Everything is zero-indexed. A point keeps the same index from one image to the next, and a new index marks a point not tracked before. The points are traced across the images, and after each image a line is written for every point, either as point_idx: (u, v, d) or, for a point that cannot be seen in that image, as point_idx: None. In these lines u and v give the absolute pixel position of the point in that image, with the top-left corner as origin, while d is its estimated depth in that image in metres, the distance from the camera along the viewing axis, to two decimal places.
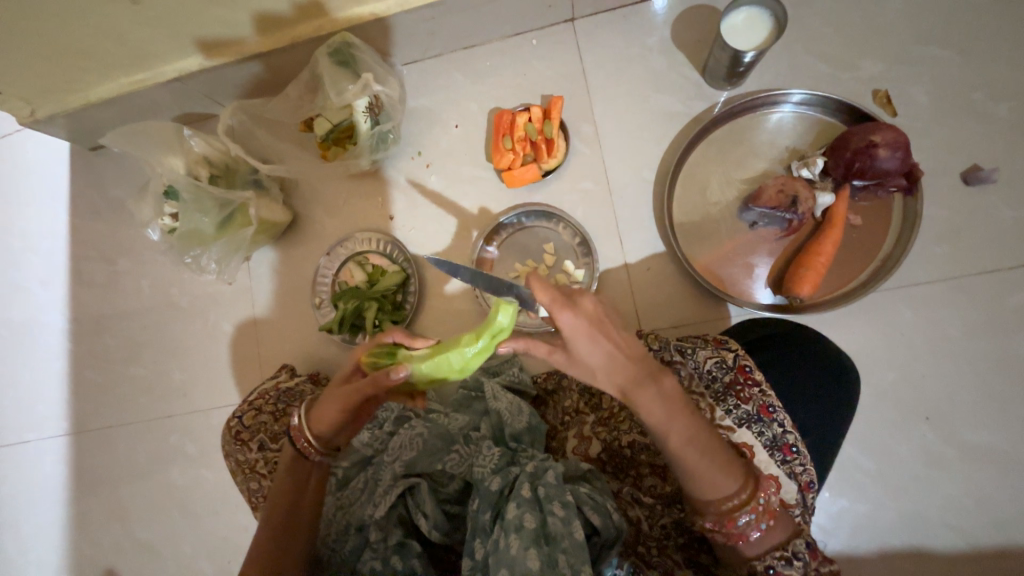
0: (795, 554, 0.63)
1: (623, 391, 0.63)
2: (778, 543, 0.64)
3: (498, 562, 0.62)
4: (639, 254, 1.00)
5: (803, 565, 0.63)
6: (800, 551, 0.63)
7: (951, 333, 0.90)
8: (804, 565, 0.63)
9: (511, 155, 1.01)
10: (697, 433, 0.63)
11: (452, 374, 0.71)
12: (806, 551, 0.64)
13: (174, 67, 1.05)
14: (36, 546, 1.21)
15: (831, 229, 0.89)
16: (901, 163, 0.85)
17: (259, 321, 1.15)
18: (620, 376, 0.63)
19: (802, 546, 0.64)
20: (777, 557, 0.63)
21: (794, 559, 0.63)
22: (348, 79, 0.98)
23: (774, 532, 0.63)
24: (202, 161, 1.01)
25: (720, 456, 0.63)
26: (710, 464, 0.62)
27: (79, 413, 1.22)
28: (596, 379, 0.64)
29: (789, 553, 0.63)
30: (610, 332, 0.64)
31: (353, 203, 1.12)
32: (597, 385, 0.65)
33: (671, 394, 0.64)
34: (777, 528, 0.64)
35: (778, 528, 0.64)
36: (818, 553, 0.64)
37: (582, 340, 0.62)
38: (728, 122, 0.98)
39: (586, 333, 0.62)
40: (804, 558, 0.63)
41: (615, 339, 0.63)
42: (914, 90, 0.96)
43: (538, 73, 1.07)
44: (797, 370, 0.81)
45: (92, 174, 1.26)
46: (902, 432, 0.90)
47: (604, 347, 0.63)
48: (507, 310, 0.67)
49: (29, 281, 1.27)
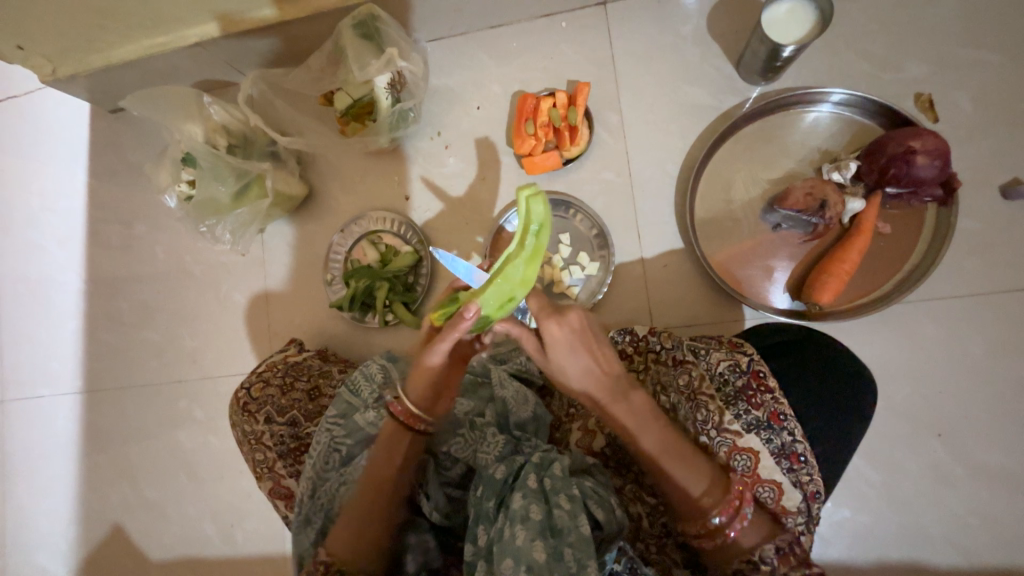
0: (762, 559, 0.63)
1: (597, 402, 0.68)
2: (748, 547, 0.64)
3: (502, 551, 0.63)
4: (656, 250, 0.98)
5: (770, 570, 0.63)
6: (767, 557, 0.63)
7: (972, 351, 0.88)
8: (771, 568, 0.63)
9: (533, 141, 0.98)
10: (667, 438, 0.66)
11: (518, 289, 0.65)
12: (775, 557, 0.63)
13: (195, 32, 1.04)
14: (47, 497, 1.24)
15: (858, 236, 0.86)
16: (938, 172, 0.82)
17: (271, 293, 1.15)
18: (595, 389, 0.67)
19: (771, 552, 0.63)
20: (744, 561, 0.63)
21: (761, 563, 0.63)
22: (371, 54, 0.96)
23: (748, 532, 0.64)
24: (220, 130, 1.00)
25: (689, 457, 0.66)
26: (676, 467, 0.65)
27: (92, 372, 1.25)
28: (572, 387, 0.69)
29: (757, 557, 0.63)
30: (590, 344, 0.68)
31: (369, 181, 1.11)
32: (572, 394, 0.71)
33: (642, 408, 0.67)
34: (750, 531, 0.64)
35: (752, 529, 0.64)
36: (793, 560, 0.63)
37: (562, 351, 0.67)
38: (760, 118, 0.95)
39: (569, 344, 0.67)
40: (772, 563, 0.63)
41: (593, 353, 0.68)
42: (958, 96, 0.91)
43: (565, 58, 1.04)
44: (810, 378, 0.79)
45: (111, 137, 1.26)
46: (912, 447, 0.88)
47: (583, 358, 0.68)
48: (535, 199, 0.62)
49: (47, 240, 1.29)
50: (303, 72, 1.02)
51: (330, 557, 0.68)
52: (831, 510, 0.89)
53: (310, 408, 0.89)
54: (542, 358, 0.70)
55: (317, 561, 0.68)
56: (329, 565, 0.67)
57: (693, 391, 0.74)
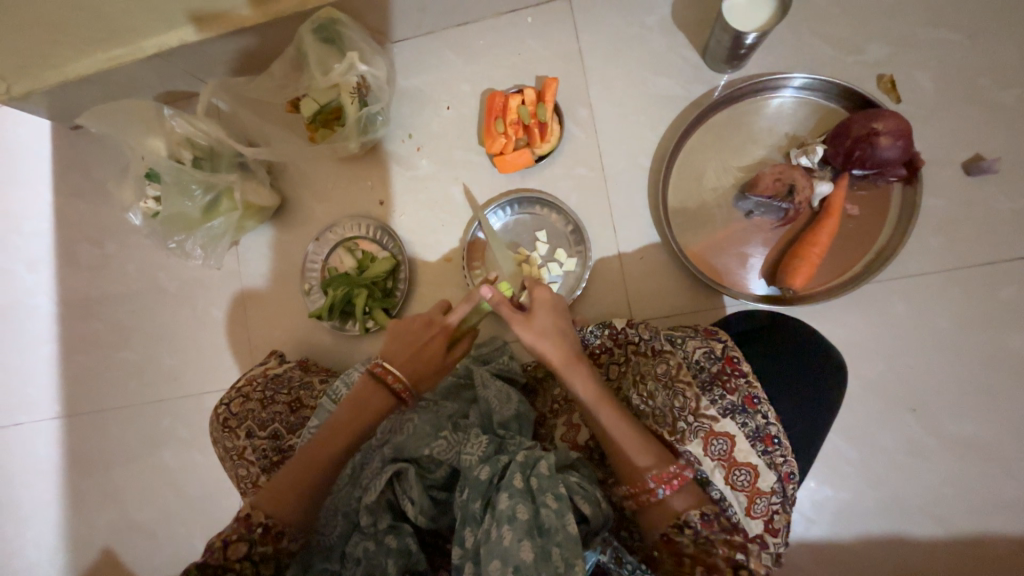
0: (687, 523, 0.63)
1: (563, 359, 0.74)
2: (674, 510, 0.64)
3: (490, 553, 0.63)
4: (632, 243, 0.99)
5: (692, 534, 0.62)
6: (691, 520, 0.63)
7: (942, 326, 0.90)
8: (694, 534, 0.62)
9: (503, 139, 0.98)
10: (620, 406, 0.71)
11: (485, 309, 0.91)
12: (698, 520, 0.63)
13: (153, 43, 1.01)
14: (32, 526, 1.22)
15: (826, 219, 0.88)
16: (903, 152, 0.83)
17: (249, 306, 1.13)
18: (564, 348, 0.75)
19: (695, 516, 0.63)
20: (670, 526, 0.64)
21: (684, 527, 0.63)
22: (334, 58, 0.96)
23: (678, 494, 0.65)
24: (184, 143, 0.97)
25: (639, 431, 0.69)
26: (630, 433, 0.68)
27: (71, 396, 1.22)
28: (542, 343, 0.75)
29: (682, 521, 0.63)
30: (563, 322, 0.79)
31: (342, 187, 1.10)
32: (539, 352, 0.76)
33: (601, 378, 0.75)
34: (681, 495, 0.65)
35: (684, 494, 0.65)
36: (715, 525, 0.62)
37: (542, 311, 0.78)
38: (728, 106, 0.95)
39: (550, 310, 0.79)
40: (695, 526, 0.62)
41: (563, 323, 0.78)
42: (919, 75, 0.92)
43: (533, 53, 1.04)
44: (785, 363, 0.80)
45: (75, 155, 1.23)
46: (888, 422, 0.90)
47: (557, 323, 0.78)
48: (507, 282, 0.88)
49: (16, 263, 1.25)
50: (265, 79, 1.00)
51: (270, 519, 0.68)
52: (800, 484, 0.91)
53: (292, 420, 0.87)
54: (520, 317, 0.78)
55: (252, 524, 0.67)
56: (269, 527, 0.68)
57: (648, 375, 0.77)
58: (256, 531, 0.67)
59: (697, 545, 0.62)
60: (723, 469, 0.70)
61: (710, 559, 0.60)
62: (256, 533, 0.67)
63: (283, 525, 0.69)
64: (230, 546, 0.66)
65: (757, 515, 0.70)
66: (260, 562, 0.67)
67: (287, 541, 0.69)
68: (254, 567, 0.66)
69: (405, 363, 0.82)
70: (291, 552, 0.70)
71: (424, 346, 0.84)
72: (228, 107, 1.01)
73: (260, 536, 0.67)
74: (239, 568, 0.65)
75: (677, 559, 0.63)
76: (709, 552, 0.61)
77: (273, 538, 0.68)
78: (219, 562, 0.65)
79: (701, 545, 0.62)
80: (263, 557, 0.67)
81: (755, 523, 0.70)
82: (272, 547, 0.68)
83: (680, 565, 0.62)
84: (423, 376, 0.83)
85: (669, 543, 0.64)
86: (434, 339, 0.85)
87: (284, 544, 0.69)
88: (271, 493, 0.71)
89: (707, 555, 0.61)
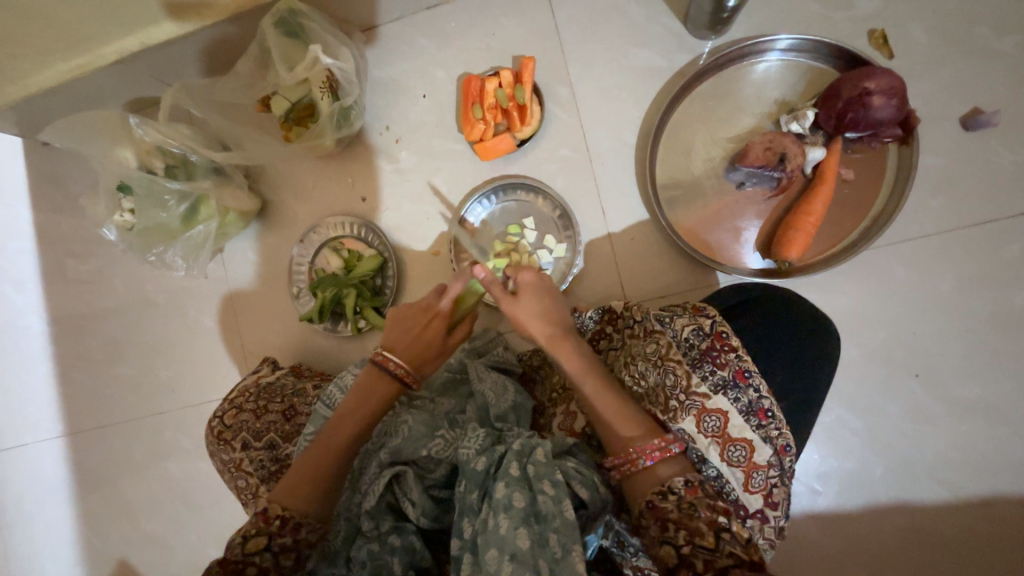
0: (670, 489, 0.63)
1: (550, 338, 0.74)
2: (659, 478, 0.64)
3: (487, 542, 0.62)
4: (622, 223, 0.96)
5: (676, 499, 0.61)
6: (676, 486, 0.63)
7: (944, 288, 0.88)
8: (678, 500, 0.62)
9: (481, 126, 0.94)
10: (611, 384, 0.70)
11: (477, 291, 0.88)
12: (682, 486, 0.63)
13: (113, 49, 0.97)
14: (46, 544, 1.22)
15: (820, 186, 0.84)
16: (896, 111, 0.80)
17: (239, 313, 1.12)
18: (551, 326, 0.75)
19: (680, 483, 0.63)
20: (654, 492, 0.63)
21: (668, 493, 0.62)
22: (299, 52, 0.93)
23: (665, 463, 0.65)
24: (154, 151, 0.94)
25: (625, 403, 0.69)
26: (621, 408, 0.68)
27: (73, 414, 1.22)
28: (530, 324, 0.76)
29: (666, 487, 0.63)
30: (557, 306, 0.77)
31: (322, 186, 1.07)
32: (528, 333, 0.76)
33: (590, 353, 0.74)
34: (667, 463, 0.65)
35: (670, 462, 0.66)
36: (701, 491, 0.62)
37: (528, 292, 0.77)
38: (712, 75, 0.91)
39: (537, 289, 0.78)
40: (679, 492, 0.62)
41: (552, 301, 0.77)
42: (912, 28, 0.88)
43: (508, 32, 0.99)
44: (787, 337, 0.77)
45: (51, 170, 1.20)
46: (892, 390, 0.89)
47: (547, 304, 0.77)
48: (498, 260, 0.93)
49: (3, 284, 1.23)
50: (232, 79, 0.97)
51: (286, 511, 0.69)
52: (803, 456, 0.90)
53: (287, 429, 0.87)
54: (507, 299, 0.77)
55: (269, 517, 0.68)
56: (285, 518, 0.68)
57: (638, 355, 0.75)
58: (274, 524, 0.67)
59: (680, 510, 0.60)
60: (718, 446, 0.67)
61: (693, 523, 0.58)
62: (274, 525, 0.67)
63: (300, 516, 0.69)
64: (250, 541, 0.66)
65: (755, 490, 0.67)
66: (281, 554, 0.66)
67: (307, 532, 0.69)
68: (275, 561, 0.65)
69: (404, 351, 0.82)
70: (312, 544, 0.69)
71: (423, 331, 0.83)
72: (197, 110, 0.95)
73: (277, 528, 0.67)
74: (259, 561, 0.64)
75: (661, 524, 0.60)
76: (692, 516, 0.59)
77: (291, 529, 0.68)
78: (240, 556, 0.64)
79: (684, 509, 0.60)
80: (284, 547, 0.67)
81: (754, 498, 0.68)
82: (292, 538, 0.68)
83: (663, 531, 0.59)
84: (423, 360, 0.83)
85: (653, 510, 0.62)
86: (435, 324, 0.84)
87: (303, 534, 0.68)
88: (282, 489, 0.71)
89: (690, 518, 0.59)
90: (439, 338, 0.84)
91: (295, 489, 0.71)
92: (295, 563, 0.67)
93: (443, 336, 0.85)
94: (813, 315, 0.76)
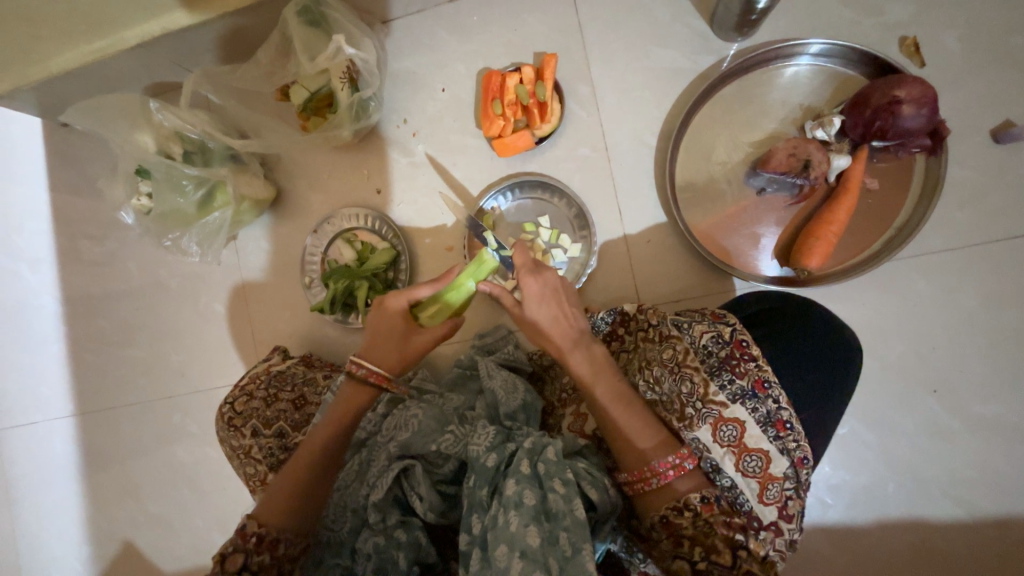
0: (686, 505, 0.63)
1: (560, 350, 0.72)
2: (675, 493, 0.64)
3: (497, 538, 0.62)
4: (638, 225, 0.95)
5: (692, 516, 0.62)
6: (692, 503, 0.63)
7: (966, 304, 0.86)
8: (694, 517, 0.62)
9: (501, 122, 0.93)
10: (621, 390, 0.69)
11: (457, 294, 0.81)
12: (698, 503, 0.62)
13: (135, 33, 0.97)
14: (53, 522, 1.24)
15: (844, 195, 0.83)
16: (926, 121, 0.78)
17: (251, 301, 1.12)
18: (560, 337, 0.73)
19: (697, 500, 0.63)
20: (669, 508, 0.63)
21: (684, 510, 0.63)
22: (321, 42, 0.92)
23: (689, 479, 0.64)
24: (172, 136, 0.94)
25: (639, 413, 0.67)
26: (633, 416, 0.67)
27: (84, 394, 1.23)
28: (541, 335, 0.74)
29: (682, 503, 0.63)
30: (565, 310, 0.74)
31: (338, 177, 1.06)
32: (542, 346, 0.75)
33: (599, 359, 0.72)
34: (686, 478, 0.64)
35: (688, 477, 0.64)
36: (716, 507, 0.63)
37: (534, 303, 0.74)
38: (738, 78, 0.90)
39: (542, 298, 0.74)
40: (695, 509, 0.62)
41: (561, 309, 0.74)
42: (945, 36, 0.86)
43: (530, 28, 0.98)
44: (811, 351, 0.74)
45: (69, 150, 1.20)
46: (907, 404, 0.88)
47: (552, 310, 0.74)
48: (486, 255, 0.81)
49: (18, 263, 1.24)
50: (252, 67, 0.97)
51: (263, 528, 0.68)
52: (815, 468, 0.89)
53: (297, 418, 0.88)
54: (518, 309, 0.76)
55: (246, 534, 0.67)
56: (262, 536, 0.68)
57: (653, 361, 0.73)
58: (250, 541, 0.67)
59: (696, 527, 0.61)
60: (733, 456, 0.67)
61: (709, 540, 0.60)
62: (250, 543, 0.67)
63: (277, 532, 0.69)
64: (226, 560, 0.65)
65: (770, 501, 0.67)
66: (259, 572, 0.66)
67: (285, 547, 0.69)
68: None
69: (371, 352, 0.79)
70: (292, 559, 0.70)
71: (386, 327, 0.79)
72: (218, 98, 0.97)
73: (254, 546, 0.67)
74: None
75: (675, 540, 0.62)
76: (708, 534, 0.60)
77: (268, 546, 0.68)
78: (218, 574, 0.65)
79: (700, 526, 0.61)
80: (262, 566, 0.67)
81: (769, 510, 0.67)
82: (269, 556, 0.68)
83: (677, 545, 0.62)
84: (397, 354, 0.80)
85: (667, 526, 0.63)
86: (391, 315, 0.79)
87: (282, 550, 0.68)
88: (261, 504, 0.71)
89: (706, 535, 0.60)
90: (408, 327, 0.80)
91: (275, 507, 0.70)
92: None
93: (409, 325, 0.80)
94: (833, 326, 0.75)
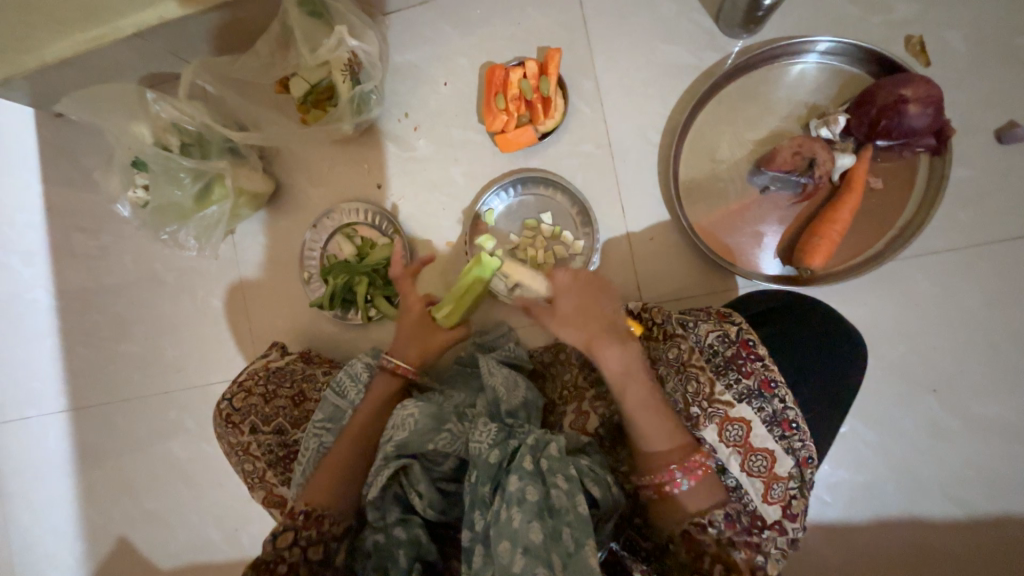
0: (710, 522, 0.62)
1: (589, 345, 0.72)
2: (698, 510, 0.63)
3: (499, 534, 0.61)
4: (642, 223, 0.94)
5: (716, 535, 0.61)
6: (716, 520, 0.62)
7: (967, 304, 0.86)
8: (719, 533, 0.62)
9: (504, 117, 0.92)
10: (648, 392, 0.69)
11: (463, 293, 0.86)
12: (723, 521, 0.62)
13: (131, 22, 0.95)
14: (46, 517, 1.22)
15: (848, 194, 0.83)
16: (932, 120, 0.79)
17: (249, 296, 1.11)
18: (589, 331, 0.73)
19: (721, 516, 0.62)
20: (692, 523, 0.62)
21: (707, 526, 0.62)
22: (322, 33, 0.91)
23: (699, 490, 0.64)
24: (171, 129, 0.92)
25: (662, 412, 0.68)
26: (654, 418, 0.67)
27: (79, 389, 1.21)
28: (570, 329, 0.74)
29: (705, 520, 0.62)
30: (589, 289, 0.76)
31: (338, 171, 1.05)
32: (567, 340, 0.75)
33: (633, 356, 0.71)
34: (699, 492, 0.64)
35: (701, 490, 0.64)
36: (738, 523, 0.62)
37: (562, 296, 0.76)
38: (743, 75, 0.90)
39: (569, 290, 0.76)
40: (719, 527, 0.62)
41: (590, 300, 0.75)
42: (950, 36, 0.86)
43: (533, 22, 0.97)
44: (816, 351, 0.74)
45: (63, 142, 1.18)
46: (908, 404, 0.88)
47: (587, 301, 0.75)
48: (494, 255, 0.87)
49: (10, 256, 1.21)
50: (251, 58, 0.95)
51: (309, 505, 0.71)
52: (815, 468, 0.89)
53: (295, 415, 0.87)
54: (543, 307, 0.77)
55: (294, 513, 0.70)
56: (309, 512, 0.70)
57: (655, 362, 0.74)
58: (299, 518, 0.70)
59: (720, 545, 0.61)
60: (739, 456, 0.67)
61: (732, 558, 0.60)
62: (298, 519, 0.70)
63: (322, 509, 0.71)
64: (278, 537, 0.69)
65: (774, 500, 0.67)
66: (308, 547, 0.68)
67: (330, 524, 0.71)
68: (303, 552, 0.68)
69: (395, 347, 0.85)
70: (337, 536, 0.71)
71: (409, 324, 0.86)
72: (214, 90, 0.95)
73: (303, 522, 0.70)
74: (288, 555, 0.67)
75: (696, 555, 0.61)
76: (732, 552, 0.60)
77: (315, 522, 0.70)
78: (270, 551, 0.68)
79: (726, 544, 0.61)
80: (311, 541, 0.69)
81: (772, 509, 0.67)
82: (316, 531, 0.70)
83: (697, 561, 0.61)
84: (420, 350, 0.84)
85: (688, 541, 0.62)
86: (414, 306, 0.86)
87: (326, 527, 0.70)
88: (310, 486, 0.73)
89: (729, 553, 0.60)
90: (425, 325, 0.86)
91: (322, 486, 0.73)
92: (323, 557, 0.69)
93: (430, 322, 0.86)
94: (837, 325, 0.75)
